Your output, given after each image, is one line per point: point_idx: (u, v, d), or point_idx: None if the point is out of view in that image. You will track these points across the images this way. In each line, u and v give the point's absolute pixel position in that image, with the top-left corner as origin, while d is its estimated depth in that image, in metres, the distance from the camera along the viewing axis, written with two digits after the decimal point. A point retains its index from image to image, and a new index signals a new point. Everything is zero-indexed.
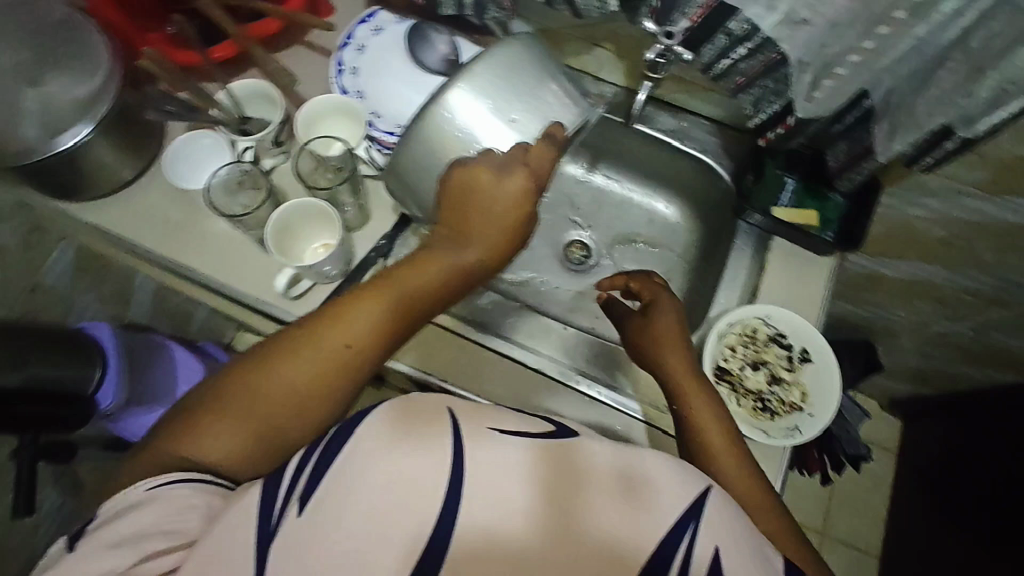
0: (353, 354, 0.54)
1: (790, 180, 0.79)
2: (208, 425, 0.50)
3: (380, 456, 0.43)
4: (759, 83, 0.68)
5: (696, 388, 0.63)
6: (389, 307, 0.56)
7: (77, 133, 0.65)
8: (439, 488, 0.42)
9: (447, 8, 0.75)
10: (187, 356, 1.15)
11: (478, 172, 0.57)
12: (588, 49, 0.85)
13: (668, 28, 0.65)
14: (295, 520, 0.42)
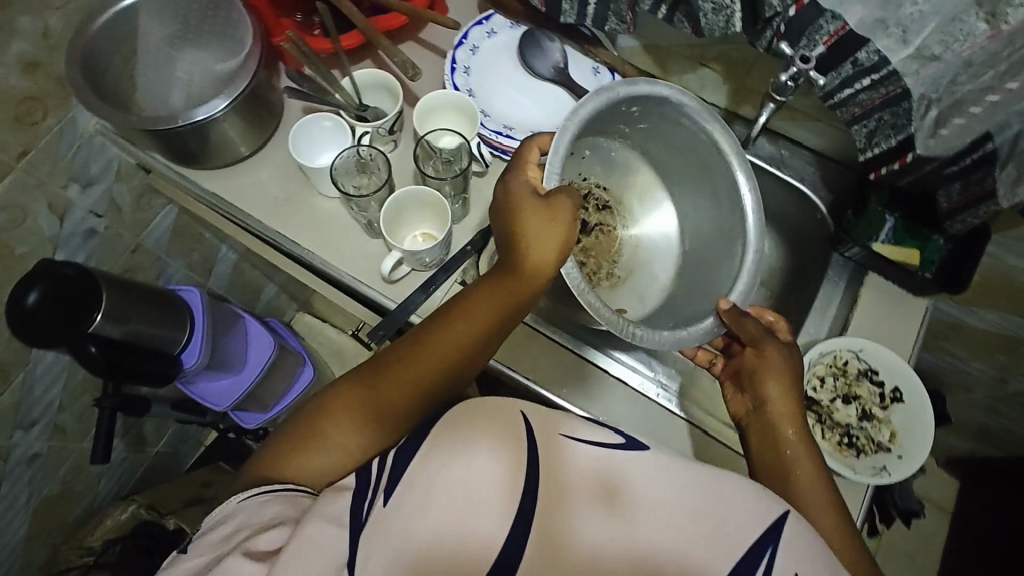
0: (417, 385, 0.56)
1: (891, 218, 0.79)
2: (304, 449, 0.54)
3: (443, 455, 0.45)
4: (877, 116, 0.67)
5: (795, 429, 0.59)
6: (449, 346, 0.57)
7: (213, 107, 0.69)
8: (501, 495, 0.43)
9: (567, 17, 0.76)
10: (260, 331, 1.19)
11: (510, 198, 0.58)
12: (693, 69, 0.85)
13: (802, 52, 0.65)
14: (381, 509, 0.44)
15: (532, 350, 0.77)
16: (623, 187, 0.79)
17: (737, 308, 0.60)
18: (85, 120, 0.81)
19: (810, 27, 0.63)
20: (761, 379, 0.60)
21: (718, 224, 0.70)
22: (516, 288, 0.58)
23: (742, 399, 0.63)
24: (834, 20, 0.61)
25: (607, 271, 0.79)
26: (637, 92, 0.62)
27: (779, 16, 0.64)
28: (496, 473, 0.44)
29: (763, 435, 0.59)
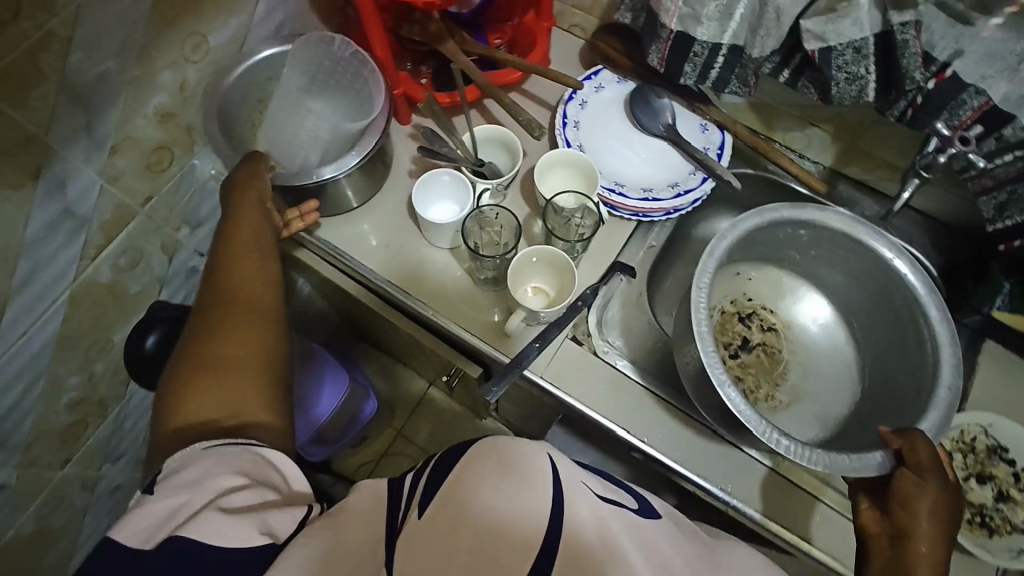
0: (251, 315, 0.62)
1: (1007, 284, 0.74)
2: (242, 423, 0.56)
3: (485, 478, 0.40)
4: (1009, 187, 0.67)
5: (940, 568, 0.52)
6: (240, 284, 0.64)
7: (343, 164, 0.71)
8: (530, 530, 0.38)
9: (686, 78, 0.75)
10: (336, 366, 1.20)
11: (256, 177, 0.68)
12: (800, 127, 0.85)
13: (961, 133, 0.64)
14: (415, 522, 0.40)
15: (625, 400, 0.75)
16: (788, 308, 0.85)
17: (902, 430, 0.61)
18: (203, 165, 0.83)
19: (951, 102, 0.63)
20: (912, 510, 0.56)
21: (902, 330, 0.72)
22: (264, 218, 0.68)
23: (875, 515, 0.59)
24: (977, 96, 0.61)
25: (767, 390, 0.79)
26: (796, 213, 0.72)
27: (917, 90, 0.64)
28: (506, 496, 0.39)
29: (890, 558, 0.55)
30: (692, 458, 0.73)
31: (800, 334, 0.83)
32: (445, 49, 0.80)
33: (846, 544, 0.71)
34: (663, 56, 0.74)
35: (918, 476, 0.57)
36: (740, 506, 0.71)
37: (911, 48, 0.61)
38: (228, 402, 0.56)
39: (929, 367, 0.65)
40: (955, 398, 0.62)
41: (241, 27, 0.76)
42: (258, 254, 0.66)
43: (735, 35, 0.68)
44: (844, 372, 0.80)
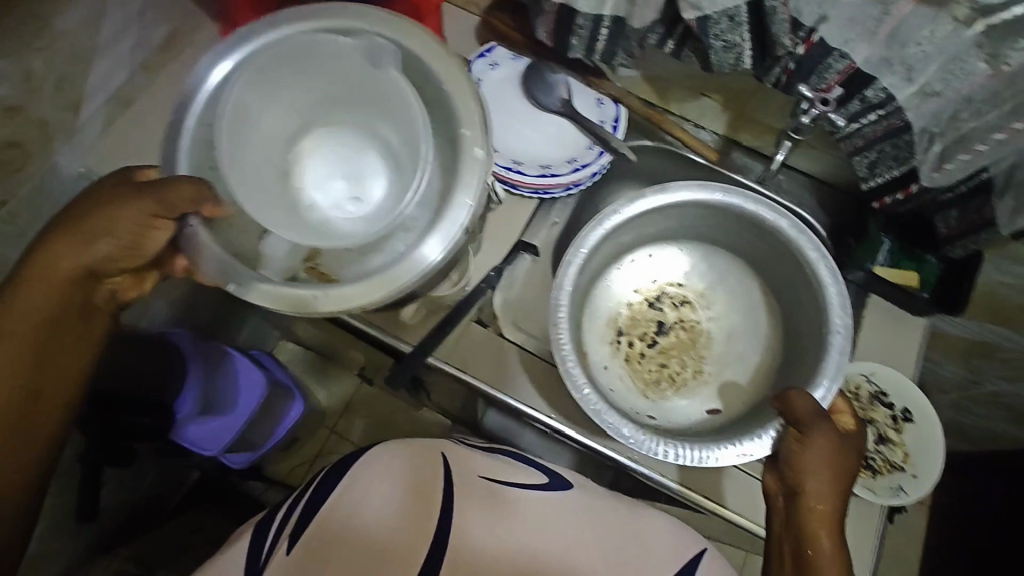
0: (36, 411, 0.58)
1: (886, 241, 0.81)
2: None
3: (382, 475, 0.63)
4: (878, 147, 0.70)
5: (829, 527, 0.56)
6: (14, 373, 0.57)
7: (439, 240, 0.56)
8: (422, 509, 0.60)
9: (574, 51, 0.75)
10: (250, 367, 1.13)
11: (123, 206, 0.55)
12: (692, 97, 0.87)
13: (821, 94, 0.67)
14: (284, 556, 0.58)
15: (532, 376, 0.75)
16: (695, 279, 0.83)
17: (784, 393, 0.61)
18: (68, 163, 0.76)
19: (819, 65, 0.65)
20: (799, 469, 0.58)
21: (797, 287, 0.74)
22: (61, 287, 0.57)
23: (773, 475, 0.62)
24: (842, 60, 0.63)
25: (693, 366, 0.80)
26: (678, 199, 0.72)
27: (790, 55, 0.66)
28: (380, 488, 0.62)
29: (786, 517, 0.59)
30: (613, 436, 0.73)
31: (715, 302, 0.83)
32: None
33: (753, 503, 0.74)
34: (550, 30, 0.74)
35: (805, 436, 0.59)
36: (659, 479, 0.73)
37: (778, 16, 0.61)
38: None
39: (820, 311, 0.68)
40: (848, 338, 0.66)
41: (91, 11, 0.70)
42: (35, 326, 0.57)
43: (614, 7, 0.67)
44: (758, 328, 0.80)
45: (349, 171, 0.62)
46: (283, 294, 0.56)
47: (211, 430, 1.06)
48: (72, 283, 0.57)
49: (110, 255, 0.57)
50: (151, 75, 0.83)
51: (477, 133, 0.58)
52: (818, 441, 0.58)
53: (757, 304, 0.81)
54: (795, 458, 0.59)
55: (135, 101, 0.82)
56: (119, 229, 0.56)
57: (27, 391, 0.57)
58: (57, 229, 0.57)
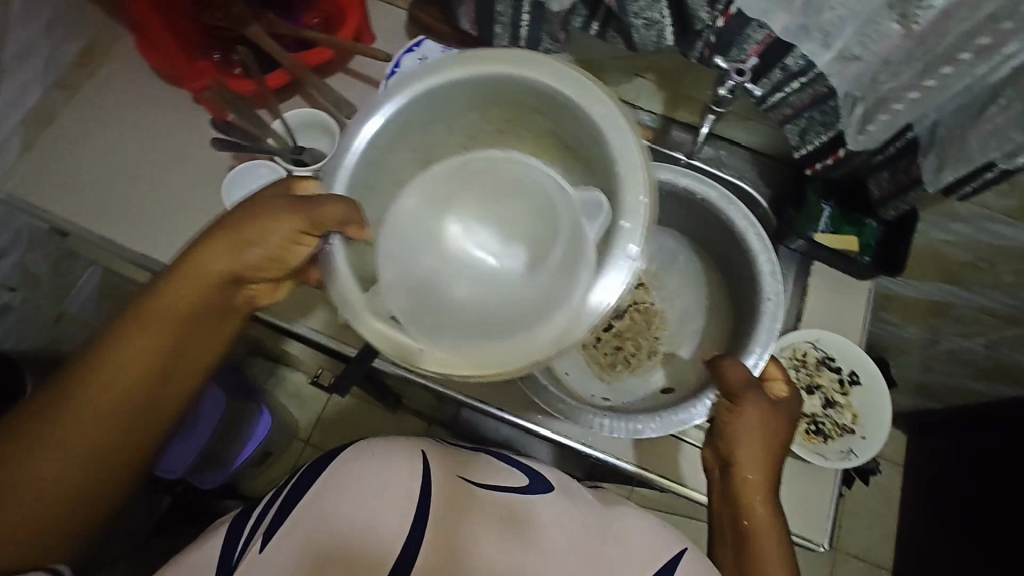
0: (134, 421, 0.56)
1: (827, 207, 0.82)
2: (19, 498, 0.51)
3: (358, 472, 0.52)
4: (807, 114, 0.70)
5: (762, 495, 0.59)
6: (135, 376, 0.54)
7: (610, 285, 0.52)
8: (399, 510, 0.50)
9: (500, 40, 0.74)
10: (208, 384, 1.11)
11: (266, 211, 0.55)
12: (627, 78, 0.86)
13: (737, 65, 0.67)
14: (255, 555, 0.48)
15: (480, 369, 0.77)
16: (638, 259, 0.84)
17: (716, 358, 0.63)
18: None
19: (738, 37, 0.64)
20: (732, 442, 0.60)
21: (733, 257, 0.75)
22: (201, 296, 0.57)
23: (709, 448, 0.64)
24: (760, 29, 0.63)
25: (648, 347, 0.80)
26: None
27: (709, 29, 0.64)
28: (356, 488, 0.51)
29: (722, 489, 0.61)
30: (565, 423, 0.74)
31: (659, 280, 0.84)
32: (250, 33, 0.74)
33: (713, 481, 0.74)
34: (473, 20, 0.74)
35: (733, 407, 0.60)
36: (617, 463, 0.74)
37: None
38: (58, 504, 0.53)
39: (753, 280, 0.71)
40: (780, 302, 0.69)
41: None
42: (162, 336, 0.55)
43: None
44: (700, 301, 0.81)
45: (525, 223, 0.55)
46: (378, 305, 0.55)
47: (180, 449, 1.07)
48: (209, 293, 0.57)
49: (256, 263, 0.57)
50: (70, 92, 0.81)
51: (638, 223, 0.52)
52: (750, 414, 0.59)
53: (698, 278, 0.82)
54: (727, 431, 0.60)
55: (55, 119, 0.80)
56: (251, 236, 0.56)
57: (137, 397, 0.55)
58: (240, 226, 0.55)
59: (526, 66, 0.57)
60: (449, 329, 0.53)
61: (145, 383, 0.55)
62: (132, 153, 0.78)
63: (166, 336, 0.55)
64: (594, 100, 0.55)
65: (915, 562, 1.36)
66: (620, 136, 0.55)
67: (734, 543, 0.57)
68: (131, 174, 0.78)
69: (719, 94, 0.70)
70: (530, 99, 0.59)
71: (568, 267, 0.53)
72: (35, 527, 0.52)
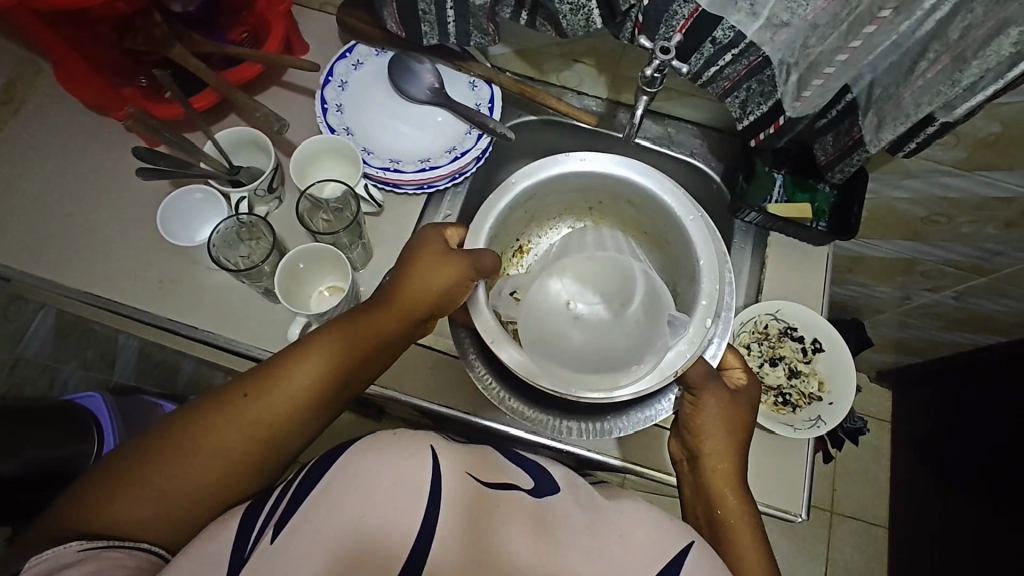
0: (263, 452, 0.55)
1: (779, 175, 0.82)
2: (131, 488, 0.52)
3: (368, 466, 0.46)
4: (745, 86, 0.70)
5: (734, 485, 0.59)
6: (283, 400, 0.55)
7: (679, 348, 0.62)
8: (410, 511, 0.45)
9: (429, 38, 0.73)
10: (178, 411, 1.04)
11: (430, 246, 0.62)
12: (568, 66, 0.85)
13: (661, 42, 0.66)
14: (266, 546, 0.44)
15: (442, 373, 0.76)
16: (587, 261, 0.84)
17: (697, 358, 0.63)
18: None
19: (665, 14, 0.62)
20: (698, 431, 0.61)
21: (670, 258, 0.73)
22: (372, 333, 0.59)
23: (676, 441, 0.65)
24: (686, 4, 0.61)
25: None
26: (586, 174, 0.71)
27: (636, 7, 0.63)
28: (363, 486, 0.46)
29: (692, 477, 0.62)
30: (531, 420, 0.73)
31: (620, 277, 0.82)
32: (174, 55, 0.72)
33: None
34: (398, 20, 0.72)
35: (697, 400, 0.62)
36: (591, 455, 0.72)
37: None
38: (170, 504, 0.52)
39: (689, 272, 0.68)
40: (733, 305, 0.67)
41: None
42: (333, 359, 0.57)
43: None
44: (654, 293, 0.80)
45: (598, 275, 0.63)
46: (500, 331, 0.63)
47: None
48: (376, 332, 0.59)
49: (425, 295, 0.60)
50: None
51: (711, 304, 0.63)
52: (715, 404, 0.61)
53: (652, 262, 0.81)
54: (693, 425, 0.61)
55: None
56: (423, 279, 0.60)
57: (274, 426, 0.55)
58: (409, 263, 0.61)
59: (636, 175, 0.69)
60: (568, 359, 0.61)
61: (288, 413, 0.55)
62: (67, 190, 0.76)
63: (321, 372, 0.56)
64: (688, 211, 0.67)
65: (911, 516, 1.37)
66: (700, 237, 0.66)
67: (712, 530, 0.58)
68: (66, 212, 0.75)
69: (646, 74, 0.68)
70: (623, 192, 0.72)
71: (647, 327, 0.61)
72: (146, 518, 0.51)
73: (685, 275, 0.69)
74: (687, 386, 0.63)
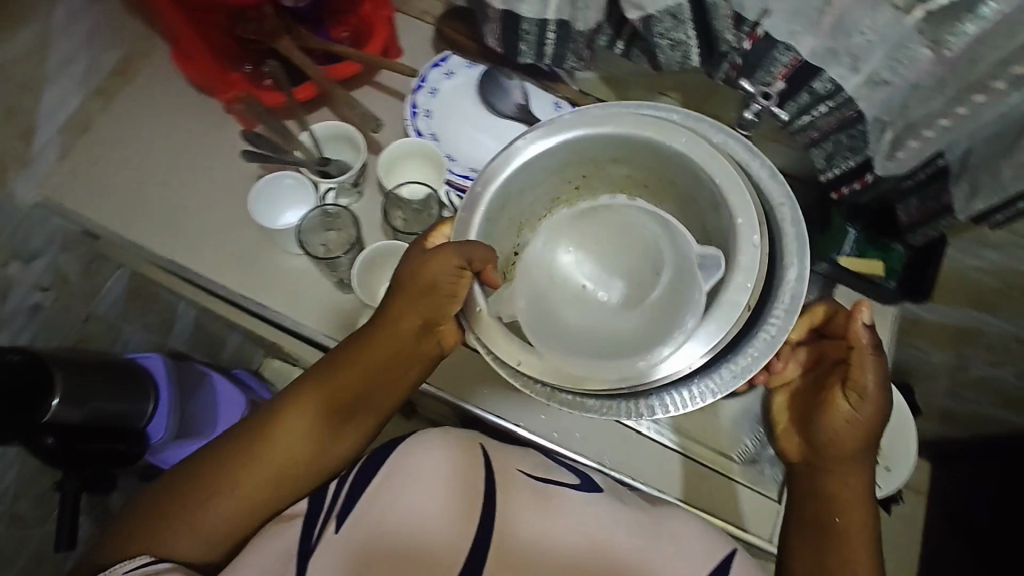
0: (283, 481, 0.62)
1: (852, 231, 0.80)
2: (184, 524, 0.59)
3: (420, 467, 0.61)
4: (833, 138, 0.69)
5: (860, 502, 0.57)
6: (297, 433, 0.61)
7: (711, 276, 0.51)
8: (462, 498, 0.61)
9: (525, 57, 0.75)
10: (230, 389, 1.06)
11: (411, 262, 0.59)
12: (652, 97, 0.86)
13: (763, 89, 0.66)
14: (332, 536, 0.58)
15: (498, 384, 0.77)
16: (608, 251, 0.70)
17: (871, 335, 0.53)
18: (23, 191, 0.76)
19: (765, 59, 0.64)
20: (837, 434, 0.56)
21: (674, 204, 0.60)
22: (367, 374, 0.62)
23: (798, 439, 0.61)
24: (786, 52, 0.62)
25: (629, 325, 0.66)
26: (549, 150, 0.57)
27: (735, 51, 0.66)
28: (423, 477, 0.61)
29: (809, 484, 0.59)
30: (577, 441, 0.75)
31: None
32: (281, 47, 0.76)
33: (740, 511, 0.74)
34: (497, 36, 0.74)
35: (859, 399, 0.54)
36: (632, 483, 0.74)
37: (719, 11, 0.63)
38: (224, 529, 0.60)
39: (722, 215, 0.54)
40: (796, 205, 0.54)
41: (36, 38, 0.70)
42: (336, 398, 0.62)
43: (557, 10, 0.67)
44: None
45: (615, 243, 0.54)
46: (509, 343, 0.52)
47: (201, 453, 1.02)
48: (374, 371, 0.63)
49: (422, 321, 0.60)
50: (107, 101, 0.82)
51: (752, 219, 0.52)
52: (866, 410, 0.55)
53: None
54: (836, 431, 0.56)
55: (92, 127, 0.81)
56: (416, 312, 0.60)
57: (294, 456, 0.62)
58: (400, 295, 0.60)
59: (603, 125, 0.56)
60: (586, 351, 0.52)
61: (307, 447, 0.62)
62: (167, 162, 0.80)
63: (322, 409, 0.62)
64: (677, 134, 0.55)
65: None
66: (708, 155, 0.54)
67: (818, 542, 0.57)
68: (164, 182, 0.79)
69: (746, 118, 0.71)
70: (597, 152, 0.58)
71: (679, 289, 0.51)
72: (202, 545, 0.59)
73: (706, 210, 0.57)
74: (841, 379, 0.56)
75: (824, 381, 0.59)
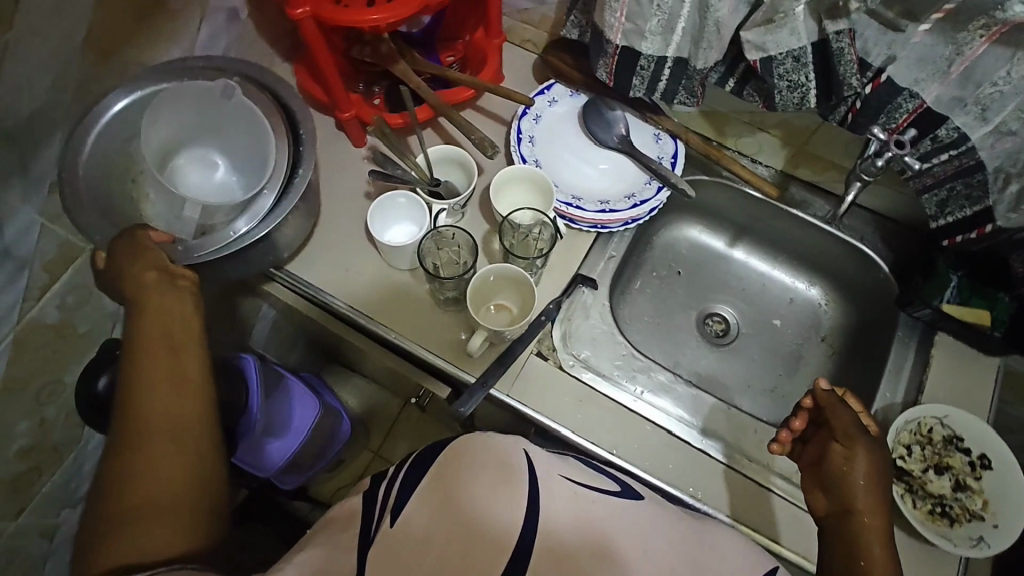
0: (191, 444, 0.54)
1: (955, 278, 0.79)
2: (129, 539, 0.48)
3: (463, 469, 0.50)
4: (949, 185, 0.69)
5: (883, 545, 0.58)
6: (164, 382, 0.55)
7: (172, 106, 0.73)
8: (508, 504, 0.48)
9: (635, 92, 0.76)
10: (305, 392, 1.10)
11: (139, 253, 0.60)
12: (750, 132, 0.86)
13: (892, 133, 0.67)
14: (387, 530, 0.48)
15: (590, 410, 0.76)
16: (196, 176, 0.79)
17: (833, 395, 0.67)
18: None
19: (888, 105, 0.65)
20: (850, 480, 0.62)
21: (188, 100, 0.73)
22: (167, 320, 0.58)
23: (820, 495, 0.65)
24: (912, 99, 0.64)
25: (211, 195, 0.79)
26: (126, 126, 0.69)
27: (856, 94, 0.66)
28: (450, 478, 0.49)
29: (835, 531, 0.61)
30: (669, 472, 0.73)
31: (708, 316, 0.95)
32: (397, 70, 0.79)
33: (786, 529, 0.71)
34: (610, 70, 0.74)
35: (850, 447, 0.63)
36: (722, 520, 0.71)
37: (846, 56, 0.63)
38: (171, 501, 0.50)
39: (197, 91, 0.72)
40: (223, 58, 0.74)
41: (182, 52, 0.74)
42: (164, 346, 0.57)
43: (679, 47, 0.68)
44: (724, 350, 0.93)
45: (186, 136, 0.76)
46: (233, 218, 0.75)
47: (276, 452, 1.06)
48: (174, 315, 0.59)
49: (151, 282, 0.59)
50: None
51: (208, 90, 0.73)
52: (861, 455, 0.63)
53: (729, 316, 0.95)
54: (842, 476, 0.63)
55: None
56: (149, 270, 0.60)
57: (175, 406, 0.54)
58: (124, 278, 0.59)
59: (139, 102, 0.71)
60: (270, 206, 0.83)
61: (174, 391, 0.55)
62: None
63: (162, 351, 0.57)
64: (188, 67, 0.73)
65: None
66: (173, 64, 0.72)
67: None
68: None
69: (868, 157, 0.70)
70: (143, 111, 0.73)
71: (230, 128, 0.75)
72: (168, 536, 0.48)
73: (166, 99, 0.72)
74: (831, 436, 0.66)
75: (820, 440, 0.67)
